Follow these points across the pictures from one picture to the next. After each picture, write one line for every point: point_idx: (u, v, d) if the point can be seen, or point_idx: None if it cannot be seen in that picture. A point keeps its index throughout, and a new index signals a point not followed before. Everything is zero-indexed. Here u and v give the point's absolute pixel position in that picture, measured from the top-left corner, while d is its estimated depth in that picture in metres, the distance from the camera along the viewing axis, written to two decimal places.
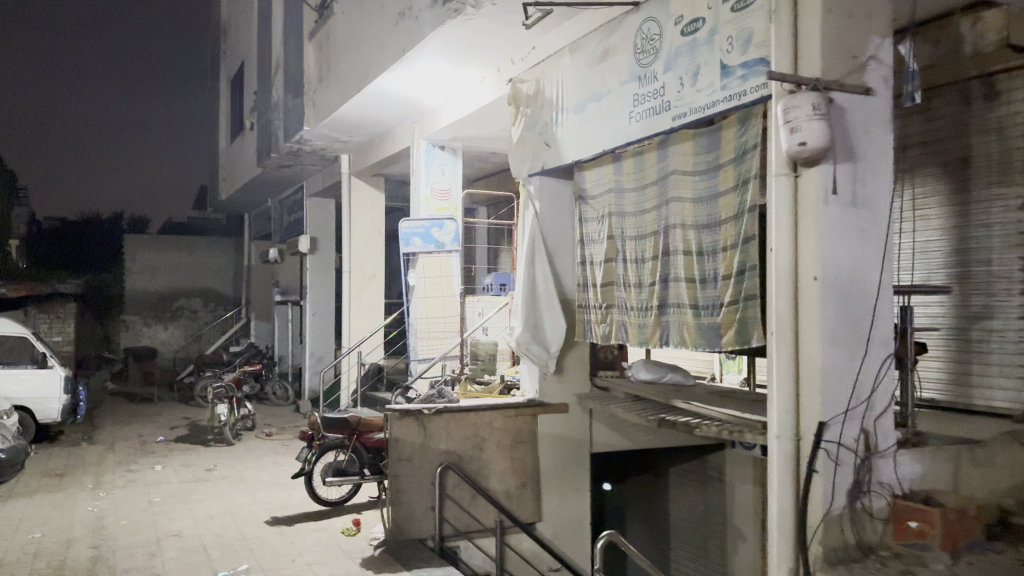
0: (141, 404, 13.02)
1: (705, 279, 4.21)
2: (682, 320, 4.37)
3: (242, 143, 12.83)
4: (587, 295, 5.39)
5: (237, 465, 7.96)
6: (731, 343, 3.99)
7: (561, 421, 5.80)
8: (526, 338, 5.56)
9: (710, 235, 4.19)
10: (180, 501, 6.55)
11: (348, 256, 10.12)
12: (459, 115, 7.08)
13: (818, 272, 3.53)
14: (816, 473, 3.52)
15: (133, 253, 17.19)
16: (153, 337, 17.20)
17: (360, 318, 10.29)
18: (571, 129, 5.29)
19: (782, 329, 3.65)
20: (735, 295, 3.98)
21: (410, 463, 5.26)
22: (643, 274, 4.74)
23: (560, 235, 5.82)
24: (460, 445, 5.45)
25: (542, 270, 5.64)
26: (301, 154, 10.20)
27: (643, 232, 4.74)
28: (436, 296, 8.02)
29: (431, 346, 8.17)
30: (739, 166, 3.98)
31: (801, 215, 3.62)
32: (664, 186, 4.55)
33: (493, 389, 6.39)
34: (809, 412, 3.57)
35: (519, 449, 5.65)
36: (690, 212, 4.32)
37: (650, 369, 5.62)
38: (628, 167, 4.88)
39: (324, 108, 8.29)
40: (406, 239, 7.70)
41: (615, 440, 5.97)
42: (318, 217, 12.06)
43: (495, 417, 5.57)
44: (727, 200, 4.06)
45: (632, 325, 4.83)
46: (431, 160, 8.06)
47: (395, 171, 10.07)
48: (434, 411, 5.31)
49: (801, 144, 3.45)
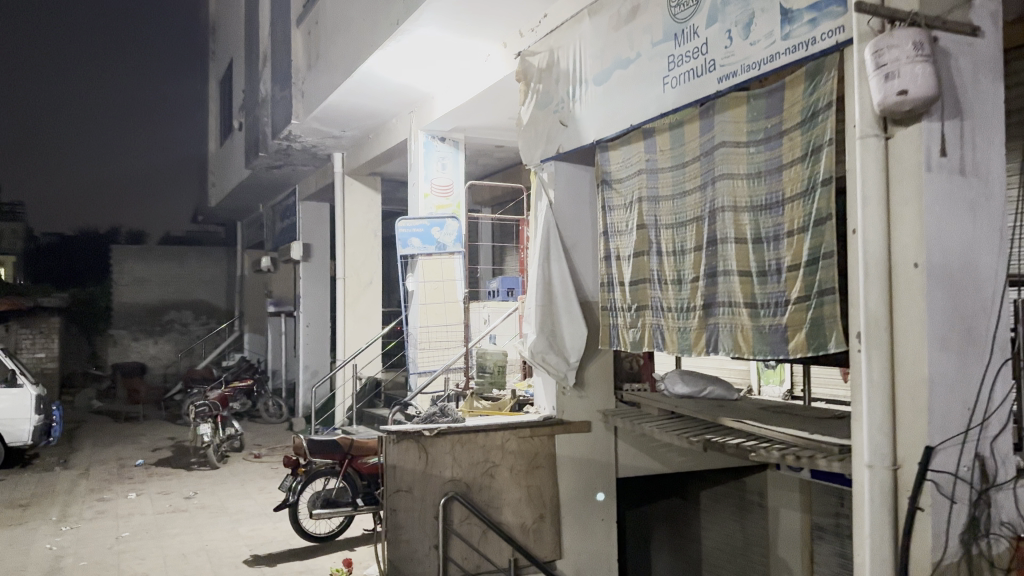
0: (125, 424, 12.23)
1: (765, 270, 3.48)
2: (735, 321, 3.64)
3: (230, 145, 12.13)
4: (613, 295, 4.63)
5: (220, 492, 7.18)
6: (800, 348, 3.26)
7: (584, 442, 5.02)
8: (541, 347, 4.83)
9: (772, 217, 3.44)
10: (152, 537, 5.77)
11: (342, 262, 9.36)
12: (461, 99, 6.38)
13: (920, 257, 2.80)
14: (921, 512, 2.78)
15: (121, 263, 16.45)
16: (142, 352, 16.40)
17: (357, 327, 9.50)
18: (592, 104, 4.57)
19: (874, 331, 2.91)
20: (805, 289, 3.25)
21: (410, 495, 4.57)
22: (683, 268, 4.00)
23: (578, 227, 5.07)
24: (469, 473, 4.73)
25: (559, 268, 4.90)
26: (291, 153, 9.49)
27: (681, 219, 4.00)
28: (438, 302, 7.30)
29: (432, 358, 7.36)
30: (808, 132, 3.25)
31: (897, 188, 2.89)
32: (708, 162, 3.80)
33: (503, 406, 5.60)
34: (911, 433, 2.82)
35: (536, 476, 4.89)
36: (744, 191, 3.58)
37: (687, 382, 4.85)
38: (663, 142, 4.14)
39: (313, 98, 7.58)
40: (404, 240, 7.00)
41: (644, 462, 5.21)
42: (313, 222, 11.35)
43: (508, 439, 4.83)
44: (792, 173, 3.32)
45: (671, 330, 4.09)
46: (430, 153, 7.31)
47: (391, 169, 9.36)
48: (436, 433, 4.62)
49: (901, 93, 2.71)
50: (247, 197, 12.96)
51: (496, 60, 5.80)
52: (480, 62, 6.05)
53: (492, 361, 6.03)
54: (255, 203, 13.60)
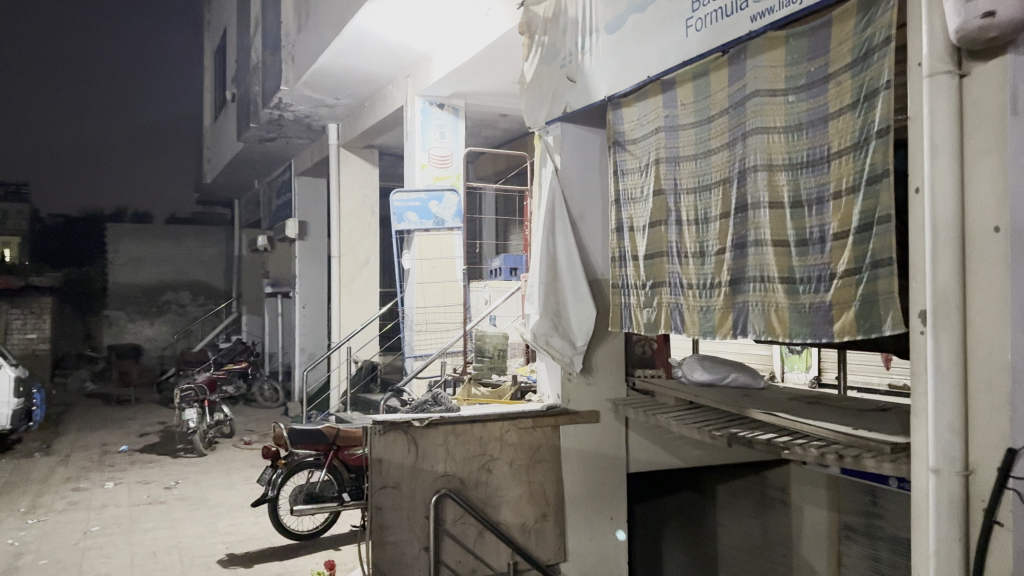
0: (116, 408, 11.84)
1: (805, 239, 2.99)
2: (768, 299, 3.15)
3: (224, 119, 11.65)
4: (624, 271, 4.13)
5: (203, 482, 6.75)
6: (848, 329, 2.79)
7: (592, 434, 4.56)
8: (545, 329, 4.35)
9: (815, 176, 2.95)
10: (123, 532, 5.36)
11: (337, 240, 8.87)
12: (459, 59, 5.88)
13: (1004, 219, 2.29)
14: (999, 528, 2.29)
15: (116, 243, 15.97)
16: (139, 334, 16.02)
17: (353, 308, 9.02)
18: (604, 55, 4.07)
19: (943, 308, 2.42)
20: (855, 261, 2.77)
21: (398, 492, 4.12)
22: (707, 240, 3.51)
23: (588, 196, 4.56)
24: (463, 468, 4.27)
25: (566, 242, 4.41)
26: (284, 124, 8.99)
27: (706, 182, 3.50)
28: (435, 282, 6.84)
29: (429, 340, 6.88)
30: (860, 74, 2.74)
31: (975, 135, 2.38)
32: (738, 115, 3.29)
33: (503, 393, 5.09)
34: (989, 432, 2.33)
35: (538, 471, 4.42)
36: (779, 147, 3.08)
37: (707, 368, 4.37)
38: (685, 94, 3.62)
39: (303, 62, 7.08)
40: (399, 214, 6.54)
41: (656, 456, 4.75)
42: (309, 199, 10.86)
43: (507, 430, 4.36)
44: (840, 123, 2.83)
45: (691, 309, 3.60)
46: (428, 121, 6.80)
47: (388, 141, 8.85)
48: (426, 424, 4.16)
49: (986, 16, 2.20)
50: (240, 173, 12.47)
51: (497, 14, 5.28)
52: (480, 16, 5.52)
53: (492, 346, 5.47)
54: (251, 179, 13.11)
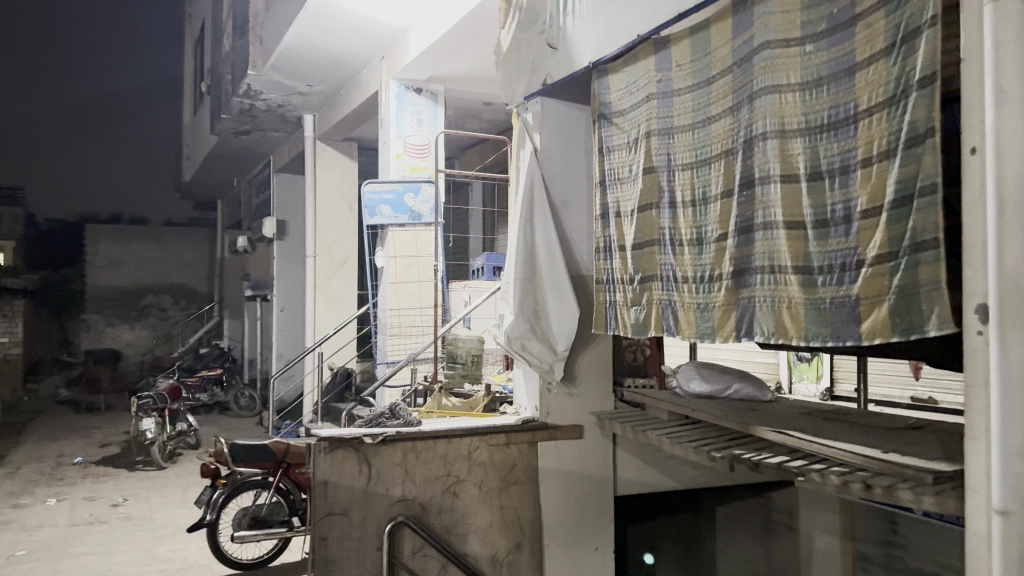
0: (84, 416, 11.23)
1: (825, 219, 2.44)
2: (779, 295, 2.59)
3: (201, 113, 11.11)
4: (610, 263, 3.57)
5: (154, 499, 6.17)
6: (880, 330, 2.24)
7: (574, 452, 4.00)
8: (521, 331, 3.77)
9: (837, 141, 2.40)
10: (51, 558, 4.78)
11: (312, 238, 8.31)
12: (435, 35, 5.36)
13: None
14: None
15: (95, 245, 15.42)
16: (117, 338, 15.43)
17: (328, 310, 8.45)
18: (590, 15, 3.54)
19: (1012, 300, 1.86)
20: (890, 244, 2.21)
21: (346, 520, 3.54)
22: (705, 224, 2.96)
23: (571, 180, 4.00)
24: (424, 491, 3.69)
25: (545, 231, 3.85)
26: (257, 114, 8.45)
27: (706, 156, 2.95)
28: (411, 282, 6.33)
29: (402, 345, 6.31)
30: (896, 10, 2.20)
31: None
32: (744, 74, 2.74)
33: (475, 404, 4.52)
34: None
35: (511, 494, 3.86)
36: (794, 108, 2.54)
37: (706, 378, 3.80)
38: (681, 54, 3.08)
39: (270, 43, 6.55)
40: (371, 207, 5.97)
41: (646, 477, 4.20)
42: (288, 196, 10.30)
43: (476, 447, 3.80)
44: (871, 74, 2.29)
45: (687, 308, 3.04)
46: (403, 106, 6.26)
47: (367, 133, 8.32)
48: (379, 440, 3.57)
49: None
50: (220, 170, 11.93)
51: None
52: None
53: (465, 351, 4.93)
54: (231, 177, 12.57)
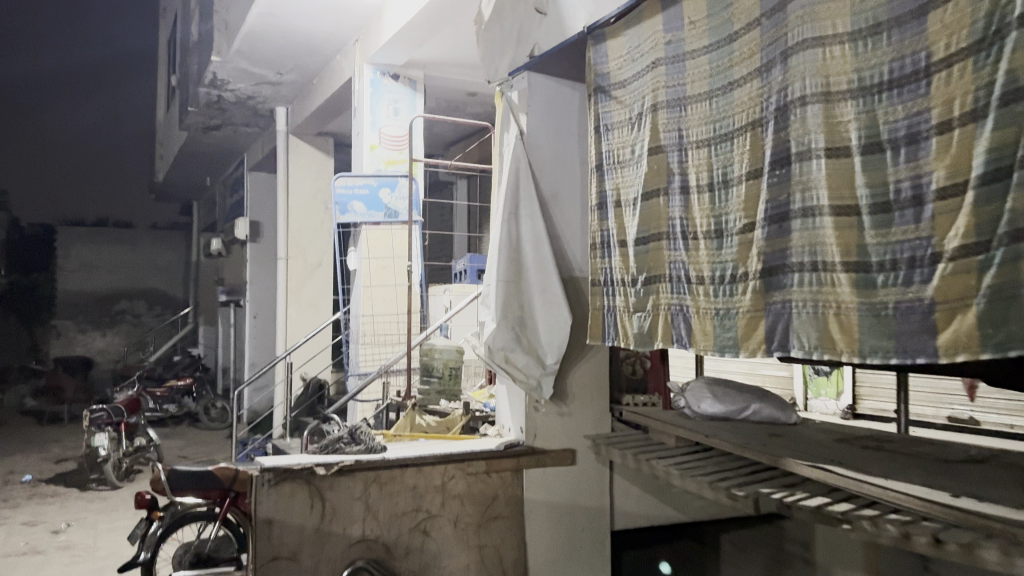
0: (45, 429, 10.56)
1: (886, 202, 1.92)
2: (824, 301, 2.07)
3: (172, 108, 10.54)
4: (608, 262, 3.04)
5: (101, 526, 5.58)
6: (964, 342, 1.72)
7: (566, 481, 3.46)
8: (504, 341, 3.23)
9: (901, 101, 1.88)
10: None
11: (284, 239, 7.75)
12: (411, 10, 4.83)
13: None
14: None
15: (66, 247, 14.76)
16: (89, 346, 14.70)
17: (302, 316, 7.88)
18: None
19: None
20: (979, 233, 1.69)
21: (295, 565, 2.99)
22: (726, 213, 2.43)
23: (561, 168, 3.47)
24: (390, 529, 3.14)
25: (532, 227, 3.31)
26: (226, 106, 7.89)
27: (726, 128, 2.43)
28: (385, 285, 5.78)
29: (376, 354, 5.76)
30: None
31: None
32: (774, 26, 2.23)
33: (452, 424, 3.98)
34: None
35: (492, 531, 3.32)
36: (841, 64, 2.02)
37: (719, 397, 3.28)
38: (693, 9, 2.56)
39: (235, 25, 5.99)
40: (342, 204, 5.48)
41: (646, 509, 3.67)
42: (261, 196, 9.73)
43: (451, 476, 3.25)
44: (948, 13, 1.77)
45: (702, 316, 2.52)
46: (379, 94, 5.71)
47: (344, 126, 7.78)
48: (333, 471, 3.02)
49: None
50: (192, 169, 11.35)
51: None
52: None
53: (442, 363, 4.38)
54: (205, 176, 11.97)
